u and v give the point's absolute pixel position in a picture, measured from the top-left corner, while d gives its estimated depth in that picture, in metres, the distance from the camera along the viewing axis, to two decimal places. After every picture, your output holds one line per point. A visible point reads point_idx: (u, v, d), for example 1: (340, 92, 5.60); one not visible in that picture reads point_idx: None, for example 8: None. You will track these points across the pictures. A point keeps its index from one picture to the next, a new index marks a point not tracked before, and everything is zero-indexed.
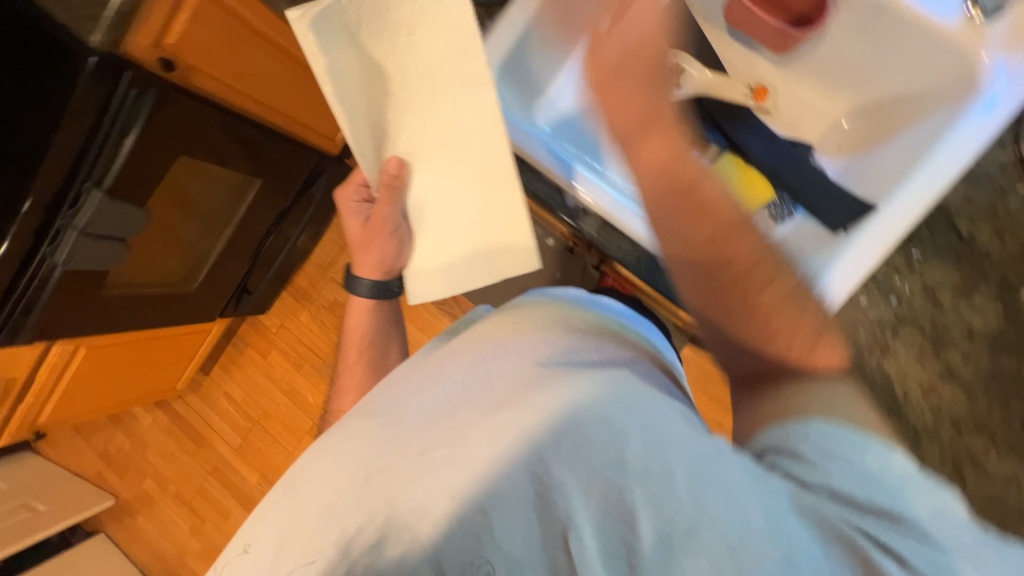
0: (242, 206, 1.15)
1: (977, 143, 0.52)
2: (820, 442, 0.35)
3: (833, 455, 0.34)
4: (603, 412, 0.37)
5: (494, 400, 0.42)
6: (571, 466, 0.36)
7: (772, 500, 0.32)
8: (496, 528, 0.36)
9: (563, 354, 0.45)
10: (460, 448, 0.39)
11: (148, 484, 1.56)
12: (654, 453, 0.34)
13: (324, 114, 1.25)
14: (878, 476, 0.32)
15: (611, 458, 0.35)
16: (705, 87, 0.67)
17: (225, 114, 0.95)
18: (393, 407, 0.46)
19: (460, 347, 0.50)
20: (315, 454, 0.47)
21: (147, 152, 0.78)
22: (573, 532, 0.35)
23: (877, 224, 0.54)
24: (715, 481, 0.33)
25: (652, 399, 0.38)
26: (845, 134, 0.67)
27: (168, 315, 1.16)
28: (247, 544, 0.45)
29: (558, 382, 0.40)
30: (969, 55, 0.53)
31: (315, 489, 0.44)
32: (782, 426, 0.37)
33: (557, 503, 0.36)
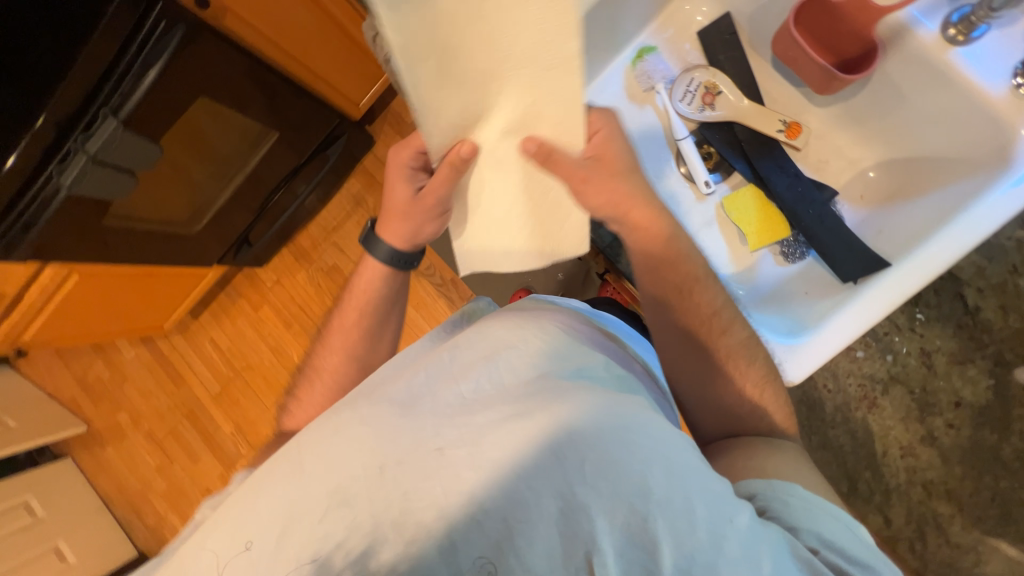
0: (256, 155, 1.14)
1: (998, 219, 0.51)
2: (791, 492, 0.42)
3: (799, 501, 0.41)
4: (631, 441, 0.39)
5: (515, 404, 0.42)
6: (596, 488, 0.38)
7: (766, 535, 0.37)
8: (518, 538, 0.37)
9: (577, 370, 0.45)
10: (479, 448, 0.39)
11: (122, 418, 1.56)
12: (675, 486, 0.37)
13: (351, 77, 1.23)
14: (832, 520, 0.41)
15: (636, 486, 0.37)
16: (738, 115, 0.70)
17: (252, 59, 0.92)
18: (403, 395, 0.45)
19: (468, 339, 0.48)
20: (322, 436, 0.43)
21: (168, 87, 0.78)
22: (597, 556, 0.37)
23: (889, 281, 0.54)
24: (728, 523, 0.37)
25: (669, 432, 0.41)
26: (869, 183, 0.68)
27: (166, 254, 1.15)
28: (247, 541, 0.40)
29: (585, 403, 0.41)
30: (1007, 126, 0.51)
31: (325, 476, 0.41)
32: (758, 481, 0.44)
33: (580, 524, 0.37)
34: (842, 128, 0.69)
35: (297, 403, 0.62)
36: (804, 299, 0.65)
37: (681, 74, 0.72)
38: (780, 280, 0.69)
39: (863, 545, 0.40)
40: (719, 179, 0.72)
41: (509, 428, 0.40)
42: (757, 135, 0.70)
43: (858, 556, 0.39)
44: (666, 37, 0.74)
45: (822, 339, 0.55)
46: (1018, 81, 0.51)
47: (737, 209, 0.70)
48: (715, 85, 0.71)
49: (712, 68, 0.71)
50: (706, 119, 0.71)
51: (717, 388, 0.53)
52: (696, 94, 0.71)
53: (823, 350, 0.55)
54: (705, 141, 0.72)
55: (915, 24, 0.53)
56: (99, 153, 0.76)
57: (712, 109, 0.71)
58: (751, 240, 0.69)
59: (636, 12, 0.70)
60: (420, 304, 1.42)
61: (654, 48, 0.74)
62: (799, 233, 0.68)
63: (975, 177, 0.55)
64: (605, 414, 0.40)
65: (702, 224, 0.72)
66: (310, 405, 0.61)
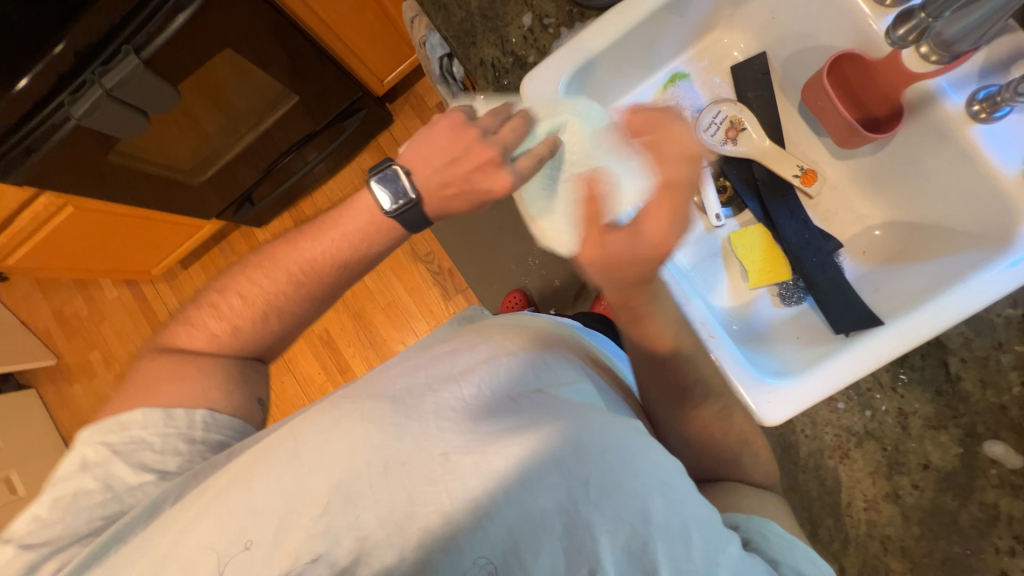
0: (271, 116, 1.14)
1: (991, 297, 0.53)
2: (775, 534, 0.45)
3: (782, 541, 0.44)
4: (632, 467, 0.41)
5: (518, 417, 0.44)
6: (599, 507, 0.40)
7: (751, 566, 0.40)
8: (524, 553, 0.38)
9: (577, 395, 0.48)
10: (483, 459, 0.41)
11: (94, 357, 1.54)
12: (673, 511, 0.40)
13: (379, 52, 1.22)
14: (810, 557, 0.44)
15: (637, 510, 0.40)
16: (758, 154, 0.71)
17: (279, 16, 0.92)
18: (405, 393, 0.46)
19: (469, 347, 0.51)
20: (319, 429, 0.44)
21: (193, 33, 0.79)
22: (599, 572, 0.39)
23: (881, 337, 0.55)
24: (720, 551, 0.40)
25: (664, 462, 0.44)
26: (874, 240, 0.69)
27: (166, 201, 1.14)
28: (248, 540, 0.40)
29: (587, 424, 0.43)
30: (1014, 212, 0.53)
31: (324, 470, 0.41)
32: (745, 516, 0.47)
33: (584, 541, 0.39)
34: (856, 184, 0.70)
35: (224, 326, 0.58)
36: (794, 342, 0.66)
37: (709, 105, 0.73)
38: (773, 321, 0.69)
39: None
40: (730, 215, 0.73)
41: (515, 439, 0.41)
42: (775, 177, 0.71)
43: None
44: (700, 66, 0.75)
45: (805, 386, 0.56)
46: None
47: (743, 245, 0.70)
48: (740, 120, 0.71)
49: (740, 104, 0.72)
50: (727, 152, 0.72)
51: (696, 416, 0.54)
52: (721, 126, 0.72)
53: (803, 397, 0.56)
54: (721, 174, 0.73)
55: (942, 95, 0.55)
56: (115, 89, 0.76)
57: (734, 143, 0.71)
58: (751, 277, 0.69)
59: (675, 38, 0.71)
60: (414, 289, 1.42)
61: (687, 76, 0.75)
62: (799, 278, 0.69)
63: (975, 251, 0.56)
64: (605, 437, 0.43)
65: (706, 255, 0.73)
66: (244, 335, 0.59)
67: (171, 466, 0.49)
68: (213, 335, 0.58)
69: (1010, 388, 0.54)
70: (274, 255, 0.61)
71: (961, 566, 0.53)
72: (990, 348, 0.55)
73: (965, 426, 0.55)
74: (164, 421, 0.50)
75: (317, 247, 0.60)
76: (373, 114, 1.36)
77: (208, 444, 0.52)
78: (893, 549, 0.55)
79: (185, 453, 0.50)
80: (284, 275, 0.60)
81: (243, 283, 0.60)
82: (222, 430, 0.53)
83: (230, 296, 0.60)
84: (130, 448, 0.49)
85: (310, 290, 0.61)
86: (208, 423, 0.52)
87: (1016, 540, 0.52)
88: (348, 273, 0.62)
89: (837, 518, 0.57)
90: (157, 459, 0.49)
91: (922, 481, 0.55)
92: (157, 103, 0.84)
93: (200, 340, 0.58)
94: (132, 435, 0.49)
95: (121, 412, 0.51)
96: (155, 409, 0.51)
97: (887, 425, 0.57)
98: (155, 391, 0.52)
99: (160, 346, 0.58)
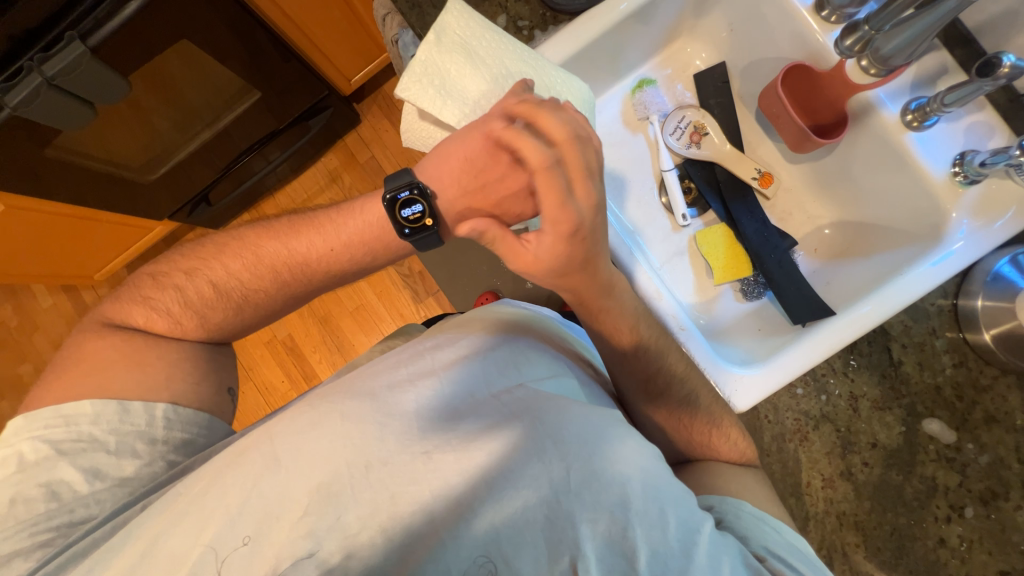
0: (230, 111, 1.10)
1: (929, 285, 0.58)
2: (751, 514, 0.48)
3: (757, 518, 0.47)
4: (611, 455, 0.43)
5: (500, 413, 0.44)
6: (579, 499, 0.40)
7: (733, 549, 0.42)
8: (505, 546, 0.39)
9: (551, 385, 0.49)
10: (466, 455, 0.41)
11: (24, 370, 1.43)
12: (650, 497, 0.41)
13: (345, 50, 1.20)
14: (785, 533, 0.47)
15: (616, 498, 0.41)
16: (720, 157, 0.75)
17: (239, 8, 0.89)
18: (383, 389, 0.45)
19: (452, 344, 0.51)
20: (297, 429, 0.42)
21: (146, 22, 0.75)
22: (580, 562, 0.39)
23: (835, 325, 0.60)
24: (697, 532, 0.41)
25: (642, 448, 0.45)
26: (824, 239, 0.74)
27: (113, 200, 1.07)
28: (245, 535, 0.38)
29: (566, 418, 0.44)
30: (942, 208, 0.59)
31: (305, 474, 0.40)
32: (725, 495, 0.51)
33: (564, 531, 0.40)
34: (808, 185, 0.75)
35: (188, 313, 0.55)
36: (756, 334, 0.70)
37: (674, 110, 0.77)
38: (736, 316, 0.73)
39: (807, 554, 0.45)
40: (695, 215, 0.77)
41: (498, 437, 0.42)
42: (735, 179, 0.75)
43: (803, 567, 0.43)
44: (665, 74, 0.79)
45: (767, 374, 0.59)
46: (955, 169, 0.59)
47: (708, 243, 0.74)
48: (702, 126, 0.76)
49: (702, 110, 0.77)
50: (691, 156, 0.76)
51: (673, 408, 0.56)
52: (686, 131, 0.76)
53: (766, 385, 0.59)
54: (687, 176, 0.77)
55: (881, 104, 0.60)
56: (57, 76, 0.71)
57: (698, 147, 0.76)
58: (716, 274, 0.73)
59: (641, 46, 0.74)
60: (383, 293, 1.39)
61: (654, 82, 0.78)
62: (760, 274, 0.73)
63: (913, 246, 0.62)
64: (587, 429, 0.44)
65: (675, 253, 0.76)
66: (209, 326, 0.56)
67: (128, 472, 0.46)
68: (176, 321, 0.55)
69: (943, 369, 0.60)
70: (256, 249, 0.58)
71: (908, 537, 0.58)
72: (926, 333, 0.61)
73: (907, 406, 0.60)
74: (120, 416, 0.47)
75: (301, 255, 0.58)
76: (340, 114, 1.33)
77: (170, 444, 0.48)
78: (849, 524, 0.59)
79: (144, 455, 0.47)
80: (261, 274, 0.58)
81: (215, 271, 0.57)
82: (186, 428, 0.50)
83: (200, 281, 0.57)
84: (79, 448, 0.45)
85: (285, 294, 0.59)
86: (170, 420, 0.49)
87: (952, 508, 0.58)
88: (327, 284, 0.61)
89: (799, 499, 0.60)
90: (112, 462, 0.45)
91: (872, 459, 0.60)
92: (103, 94, 0.80)
93: (161, 323, 0.54)
94: (81, 432, 0.45)
95: (62, 401, 0.47)
96: (110, 401, 0.47)
97: (840, 407, 0.61)
98: (148, 393, 0.49)
99: (116, 319, 0.54)
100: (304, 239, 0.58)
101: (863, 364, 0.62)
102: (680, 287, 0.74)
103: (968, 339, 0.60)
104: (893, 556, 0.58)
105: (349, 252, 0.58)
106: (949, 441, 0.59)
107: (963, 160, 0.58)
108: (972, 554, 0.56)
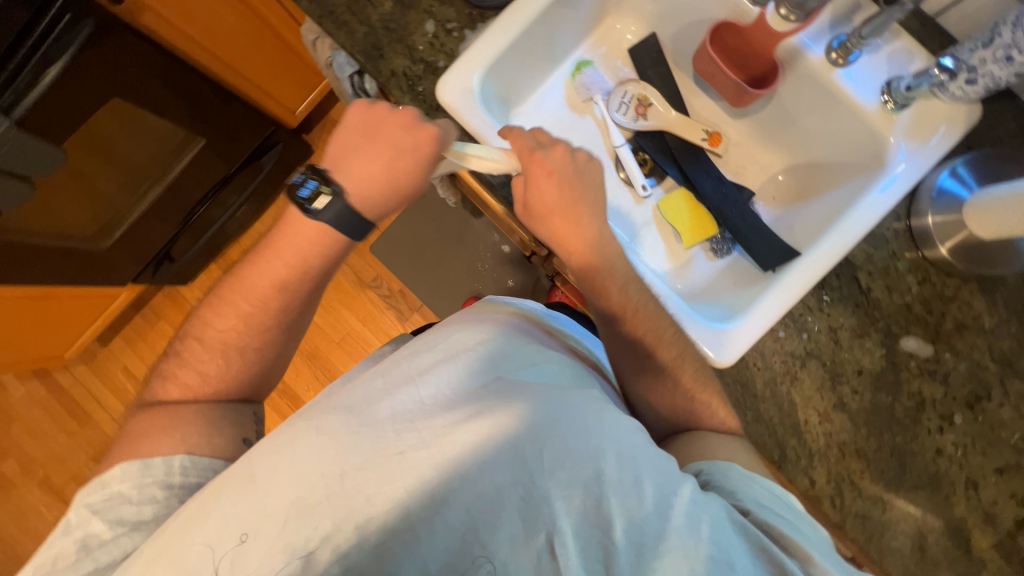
0: (177, 162, 1.06)
1: (880, 212, 0.61)
2: (739, 474, 0.49)
3: (746, 477, 0.49)
4: (586, 429, 0.43)
5: (476, 403, 0.44)
6: (553, 476, 0.41)
7: (717, 512, 0.42)
8: (481, 529, 0.39)
9: (529, 369, 0.49)
10: (439, 448, 0.41)
11: (8, 466, 1.36)
12: (625, 466, 0.42)
13: (285, 83, 1.19)
14: (773, 489, 0.48)
15: (590, 471, 0.41)
16: (667, 125, 0.76)
17: (166, 57, 0.87)
18: (361, 402, 0.44)
19: (429, 346, 0.50)
20: (273, 448, 0.42)
21: (72, 84, 0.73)
22: (557, 538, 0.39)
23: (800, 267, 0.61)
24: (673, 495, 0.42)
25: (619, 422, 0.46)
26: (779, 186, 0.76)
27: (70, 273, 1.03)
28: (243, 531, 0.38)
29: (539, 399, 0.44)
30: (881, 136, 0.62)
31: (280, 488, 0.39)
32: (715, 458, 0.52)
33: (540, 508, 0.40)
34: (754, 137, 0.77)
35: (193, 374, 0.55)
36: (732, 289, 0.71)
37: (615, 87, 0.78)
38: (710, 275, 0.75)
39: (796, 510, 0.47)
40: (655, 184, 0.78)
41: (472, 427, 0.42)
42: (686, 143, 0.77)
43: (790, 533, 0.43)
44: (601, 52, 0.80)
45: (749, 323, 0.61)
46: (885, 98, 0.62)
47: (671, 210, 0.75)
48: (645, 98, 0.77)
49: (643, 82, 0.78)
50: (640, 128, 0.77)
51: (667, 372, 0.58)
52: (630, 105, 0.77)
53: (750, 333, 0.60)
54: (639, 148, 0.78)
55: (806, 48, 0.63)
56: None
57: (645, 118, 0.77)
58: (685, 238, 0.75)
59: (571, 30, 0.75)
60: (367, 317, 1.38)
61: (591, 62, 0.79)
62: (726, 231, 0.74)
63: (861, 177, 0.65)
64: (562, 408, 0.44)
65: (642, 224, 0.77)
66: (214, 379, 0.56)
67: (147, 515, 0.44)
68: (186, 385, 0.55)
69: (909, 288, 0.63)
70: (223, 300, 0.58)
71: (907, 453, 0.60)
72: (888, 257, 0.63)
73: (883, 329, 0.62)
74: (140, 471, 0.46)
75: (257, 286, 0.57)
76: (290, 147, 1.33)
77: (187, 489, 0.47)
78: (850, 452, 0.61)
79: (160, 499, 0.45)
80: (234, 318, 0.57)
81: (200, 332, 0.57)
82: (203, 474, 0.48)
83: (191, 346, 0.57)
84: (106, 504, 0.45)
85: (260, 325, 0.57)
86: (187, 467, 0.48)
87: (943, 419, 0.60)
88: (292, 300, 0.58)
89: (799, 438, 0.62)
90: (132, 510, 0.44)
91: (860, 385, 0.62)
92: (39, 166, 0.77)
93: (175, 391, 0.54)
94: (111, 491, 0.45)
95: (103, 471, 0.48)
96: (132, 460, 0.47)
97: (822, 342, 0.63)
98: (166, 446, 0.48)
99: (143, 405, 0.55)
100: (254, 271, 0.57)
101: (836, 293, 0.64)
102: (653, 256, 0.75)
103: (927, 257, 0.62)
104: (895, 474, 0.60)
105: (288, 261, 0.56)
106: (928, 354, 0.61)
107: (890, 87, 0.61)
108: (968, 457, 0.59)
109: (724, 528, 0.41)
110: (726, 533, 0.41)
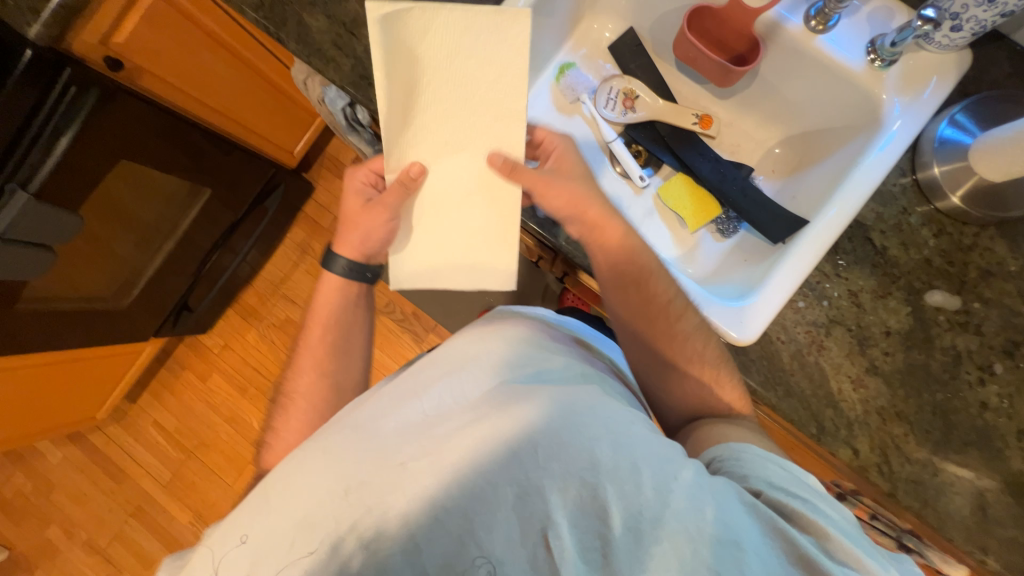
0: (188, 215, 1.09)
1: (883, 170, 0.60)
2: (750, 454, 0.48)
3: (755, 456, 0.48)
4: (580, 423, 0.43)
5: (473, 410, 0.45)
6: (548, 469, 0.41)
7: (727, 496, 0.41)
8: (477, 529, 0.40)
9: (529, 370, 0.49)
10: (436, 456, 0.42)
11: (52, 532, 1.38)
12: (622, 455, 0.42)
13: (280, 125, 1.24)
14: (784, 466, 0.48)
15: (585, 463, 0.41)
16: (657, 114, 0.77)
17: (167, 115, 0.90)
18: (368, 419, 0.47)
19: (432, 357, 0.51)
20: (290, 468, 0.45)
21: (84, 153, 0.76)
22: (552, 532, 0.40)
23: (807, 237, 0.61)
24: (673, 479, 0.41)
25: (618, 414, 0.45)
26: (777, 158, 0.76)
27: (94, 333, 1.07)
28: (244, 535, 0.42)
29: (534, 398, 0.44)
30: (873, 94, 0.62)
31: (291, 505, 0.42)
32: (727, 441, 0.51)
33: (536, 505, 0.40)
34: (745, 114, 0.77)
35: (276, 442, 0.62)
36: (743, 266, 0.71)
37: (600, 84, 0.79)
38: (719, 256, 0.74)
39: (808, 486, 0.46)
40: (652, 173, 0.78)
41: (467, 432, 0.43)
42: (677, 130, 0.77)
43: (801, 509, 0.43)
44: (581, 54, 0.81)
45: (766, 298, 0.59)
46: (871, 57, 0.62)
47: (672, 196, 0.75)
48: (632, 90, 0.78)
49: (626, 77, 0.79)
50: (631, 120, 0.78)
51: None
52: (617, 100, 0.78)
53: (770, 306, 0.59)
54: (633, 141, 0.78)
55: (784, 19, 0.63)
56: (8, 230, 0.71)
57: (634, 111, 0.78)
58: (689, 223, 0.74)
59: (550, 35, 0.77)
60: (383, 343, 1.39)
61: (574, 64, 0.81)
62: (730, 210, 0.74)
63: (858, 138, 0.65)
64: (556, 404, 0.44)
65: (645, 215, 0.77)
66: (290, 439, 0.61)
67: None
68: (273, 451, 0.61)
69: (927, 242, 0.61)
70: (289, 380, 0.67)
71: (950, 410, 0.59)
72: (899, 214, 0.62)
73: (905, 286, 0.61)
74: None
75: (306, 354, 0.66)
76: (292, 187, 1.37)
77: None
78: (890, 417, 0.59)
79: None
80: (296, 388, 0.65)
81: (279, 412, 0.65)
82: None
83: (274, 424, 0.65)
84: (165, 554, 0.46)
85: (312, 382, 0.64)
86: None
87: (982, 369, 0.58)
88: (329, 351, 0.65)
89: (836, 409, 0.60)
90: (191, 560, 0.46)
91: (890, 346, 0.60)
92: (59, 234, 0.79)
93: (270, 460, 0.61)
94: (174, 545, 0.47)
95: None
96: None
97: (844, 307, 0.62)
98: None
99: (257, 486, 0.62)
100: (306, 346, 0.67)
101: (856, 251, 0.63)
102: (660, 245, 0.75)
103: (940, 208, 0.61)
104: (942, 434, 0.58)
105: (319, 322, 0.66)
106: (956, 306, 0.60)
107: (876, 46, 0.61)
108: (1016, 406, 0.58)
109: (732, 510, 0.40)
110: (733, 514, 0.40)
